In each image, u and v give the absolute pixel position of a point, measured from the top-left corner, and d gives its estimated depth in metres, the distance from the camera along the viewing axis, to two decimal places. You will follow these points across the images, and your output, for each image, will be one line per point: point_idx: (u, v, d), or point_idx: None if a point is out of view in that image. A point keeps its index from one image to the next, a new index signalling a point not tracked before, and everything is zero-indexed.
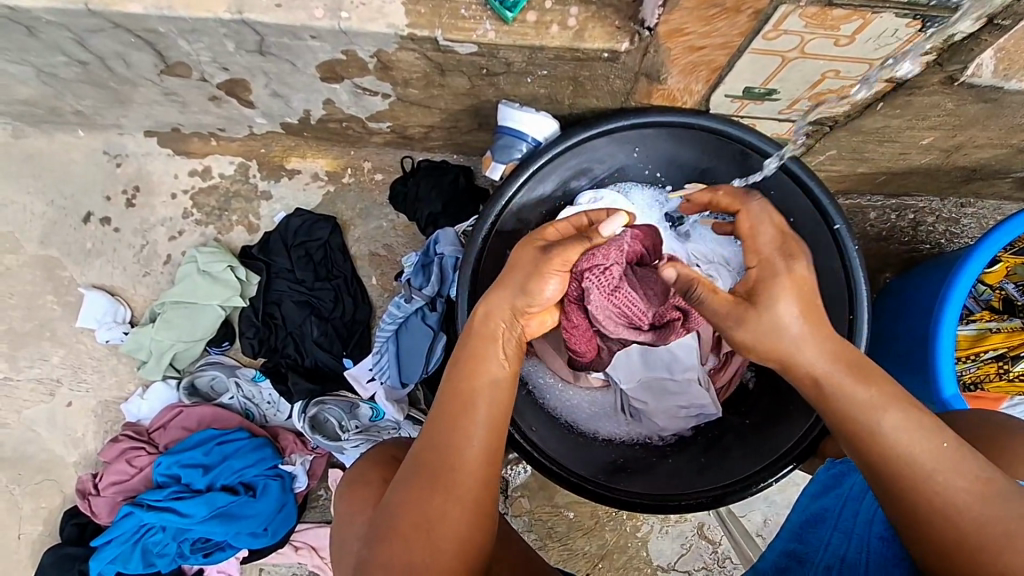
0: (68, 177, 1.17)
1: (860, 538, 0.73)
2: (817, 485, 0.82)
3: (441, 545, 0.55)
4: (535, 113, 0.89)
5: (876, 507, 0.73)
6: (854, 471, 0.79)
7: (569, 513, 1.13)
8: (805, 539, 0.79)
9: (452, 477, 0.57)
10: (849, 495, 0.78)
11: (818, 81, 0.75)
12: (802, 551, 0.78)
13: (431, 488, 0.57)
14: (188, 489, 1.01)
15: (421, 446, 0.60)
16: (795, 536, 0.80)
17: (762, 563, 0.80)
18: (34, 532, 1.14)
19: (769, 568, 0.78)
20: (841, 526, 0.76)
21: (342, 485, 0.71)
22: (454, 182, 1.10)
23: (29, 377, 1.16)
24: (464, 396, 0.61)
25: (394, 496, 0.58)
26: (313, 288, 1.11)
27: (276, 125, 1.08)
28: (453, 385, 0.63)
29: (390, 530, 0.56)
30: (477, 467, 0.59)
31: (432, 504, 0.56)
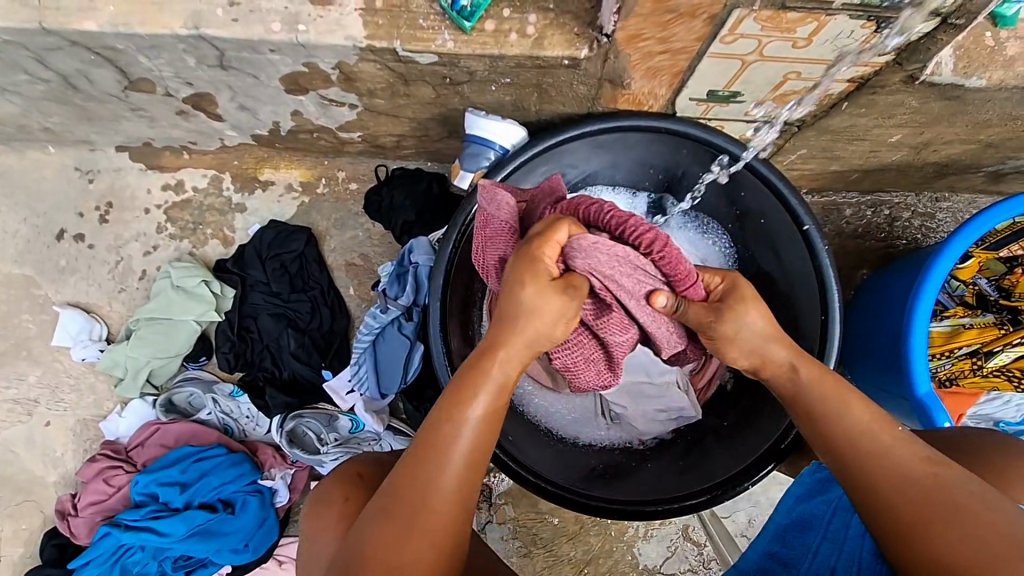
0: (41, 194, 1.16)
1: (849, 548, 0.72)
2: (801, 487, 0.82)
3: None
4: (502, 121, 0.88)
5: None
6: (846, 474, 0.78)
7: (553, 519, 1.13)
8: (790, 543, 0.80)
9: (428, 516, 0.56)
10: (840, 503, 0.77)
11: (781, 82, 0.75)
12: (786, 554, 0.79)
13: (406, 523, 0.55)
14: (166, 507, 1.00)
15: (401, 474, 0.57)
16: (778, 539, 0.81)
17: (743, 562, 0.82)
18: (15, 554, 1.13)
19: (753, 569, 0.80)
20: (831, 537, 0.76)
21: (309, 504, 0.69)
22: (428, 190, 1.10)
23: (6, 397, 1.15)
24: (449, 424, 0.58)
25: (366, 525, 0.56)
26: (289, 300, 1.10)
27: (247, 137, 1.07)
28: (442, 413, 0.58)
29: (357, 561, 0.54)
30: (450, 506, 0.57)
31: (408, 547, 0.54)
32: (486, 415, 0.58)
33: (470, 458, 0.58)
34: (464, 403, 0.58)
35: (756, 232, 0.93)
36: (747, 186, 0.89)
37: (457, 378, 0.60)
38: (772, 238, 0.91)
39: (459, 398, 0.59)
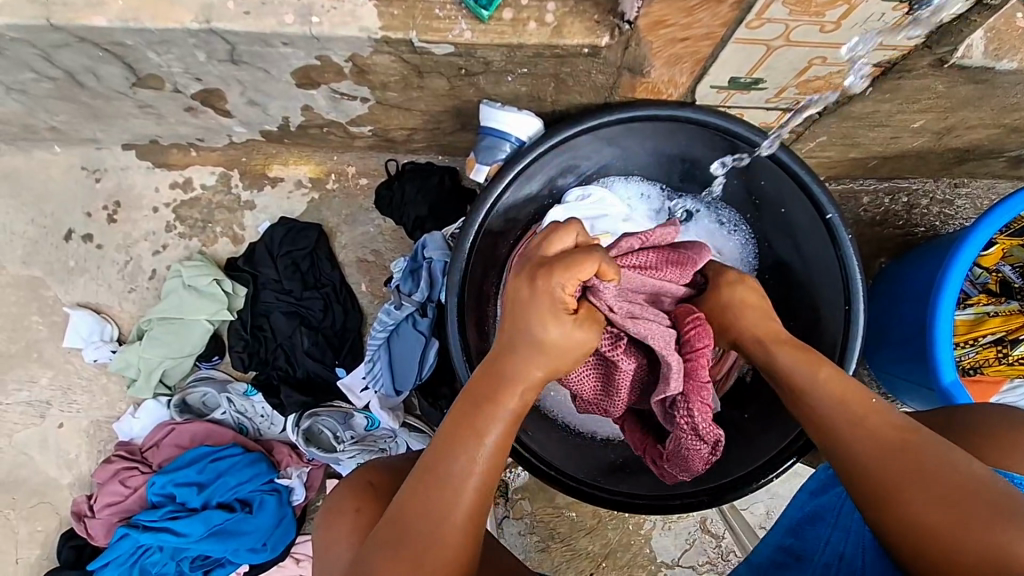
0: (47, 195, 1.15)
1: (857, 533, 0.71)
2: (813, 482, 0.80)
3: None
4: (517, 112, 0.87)
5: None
6: None
7: (570, 513, 1.13)
8: (802, 535, 0.78)
9: (437, 549, 0.53)
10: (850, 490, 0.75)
11: (805, 68, 0.73)
12: (798, 546, 0.77)
13: (414, 557, 0.53)
14: (184, 507, 1.00)
15: (408, 502, 0.55)
16: (790, 532, 0.79)
17: (756, 556, 0.81)
18: (31, 556, 1.13)
19: (766, 563, 0.78)
20: (840, 523, 0.73)
21: (321, 513, 0.69)
22: (440, 184, 1.08)
23: (18, 400, 1.14)
24: (462, 450, 0.56)
25: (369, 559, 0.53)
26: (302, 298, 1.09)
27: (256, 133, 1.06)
28: (454, 435, 0.57)
29: None
30: (460, 538, 0.54)
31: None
32: (498, 437, 0.57)
33: (484, 483, 0.56)
34: (475, 428, 0.57)
35: (776, 222, 0.92)
36: (768, 176, 0.87)
37: (464, 405, 0.59)
38: (793, 227, 0.89)
39: (471, 423, 0.57)
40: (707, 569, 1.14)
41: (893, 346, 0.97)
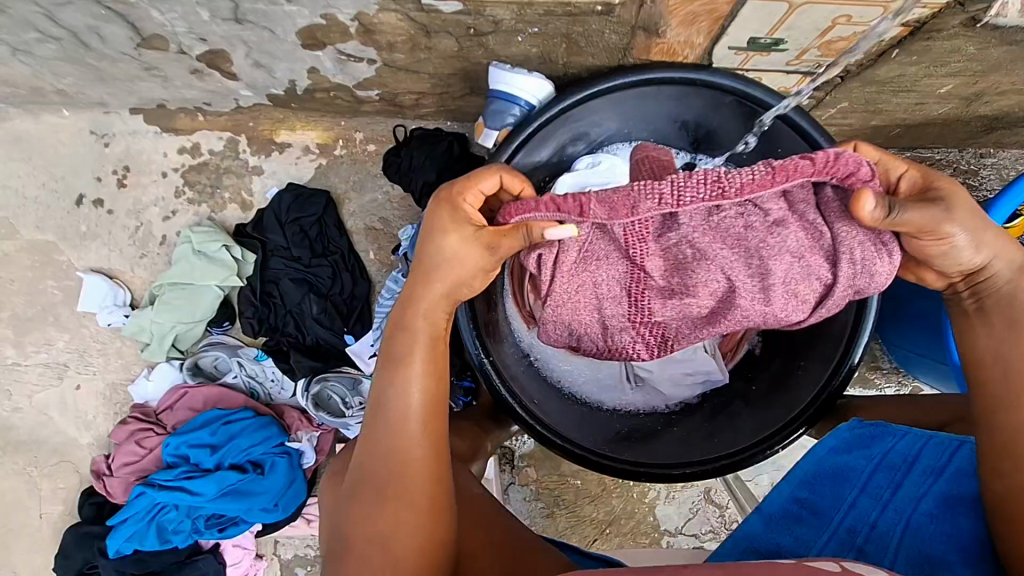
0: (58, 158, 1.14)
1: (894, 509, 0.67)
2: (839, 439, 0.75)
3: (397, 552, 0.57)
4: (528, 74, 0.84)
5: (926, 487, 0.68)
6: (893, 437, 0.73)
7: (575, 481, 1.14)
8: (819, 491, 0.72)
9: (403, 482, 0.59)
10: (883, 459, 0.72)
11: (828, 28, 0.71)
12: (815, 500, 0.72)
13: (388, 495, 0.59)
14: (198, 467, 1.02)
15: (365, 455, 0.61)
16: (806, 485, 0.73)
17: (767, 504, 0.74)
18: (53, 512, 1.16)
19: (779, 513, 0.72)
20: (871, 491, 0.69)
21: (327, 476, 0.73)
22: (448, 151, 1.07)
23: (37, 361, 1.16)
24: (392, 401, 0.61)
25: (343, 510, 0.61)
26: (310, 265, 1.09)
27: (263, 97, 1.04)
28: (381, 377, 0.62)
29: (347, 538, 0.59)
30: (421, 466, 0.60)
31: (385, 513, 0.58)
32: (418, 371, 0.61)
33: (422, 413, 0.60)
34: (400, 363, 0.62)
35: None
36: (783, 141, 0.85)
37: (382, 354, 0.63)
38: None
39: (393, 360, 0.62)
40: (710, 537, 1.15)
41: (905, 314, 0.96)
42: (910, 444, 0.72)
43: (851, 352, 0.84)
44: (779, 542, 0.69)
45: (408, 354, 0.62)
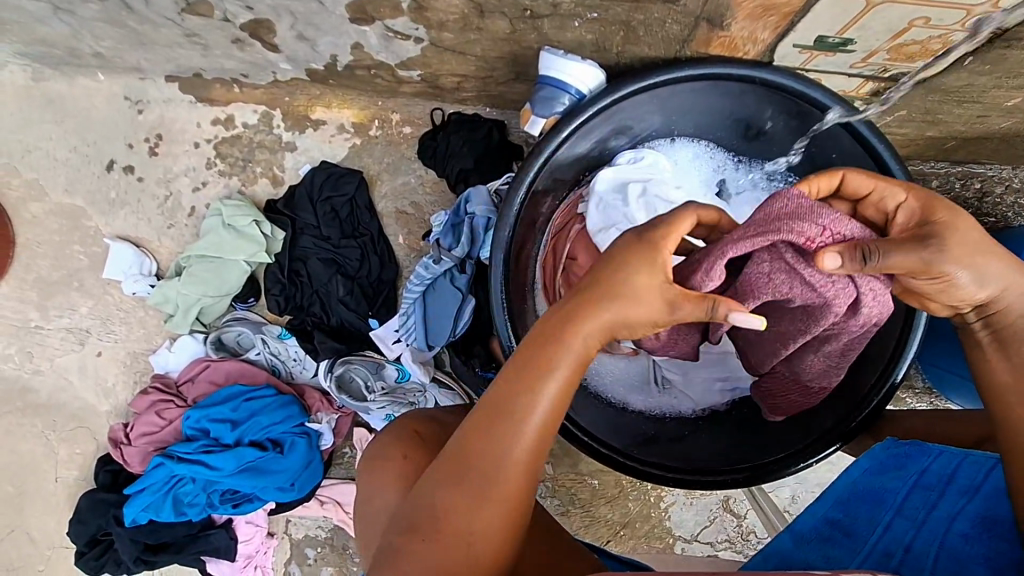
0: (90, 122, 1.13)
1: (929, 529, 0.63)
2: (873, 460, 0.73)
3: (480, 554, 0.52)
4: (581, 62, 0.81)
5: (960, 507, 0.63)
6: (927, 455, 0.70)
7: (593, 481, 1.12)
8: (852, 513, 0.71)
9: (500, 486, 0.53)
10: (917, 480, 0.68)
11: (903, 30, 0.68)
12: (848, 522, 0.70)
13: (482, 494, 0.52)
14: (217, 442, 1.01)
15: (467, 440, 0.54)
16: (839, 507, 0.72)
17: (798, 523, 0.75)
18: (69, 477, 1.16)
19: (811, 533, 0.72)
20: (905, 514, 0.66)
21: (361, 462, 0.71)
22: (487, 138, 1.05)
23: (59, 326, 1.16)
24: (519, 398, 0.54)
25: (431, 487, 0.54)
26: (339, 246, 1.08)
27: (301, 71, 1.03)
28: (521, 363, 0.55)
29: (425, 520, 0.53)
30: (523, 473, 0.54)
31: (477, 514, 0.52)
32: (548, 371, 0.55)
33: (544, 424, 0.54)
34: (550, 358, 0.54)
35: None
36: (833, 143, 0.83)
37: (534, 340, 0.55)
38: None
39: (545, 355, 0.54)
40: (725, 546, 1.13)
41: (940, 334, 0.94)
42: (944, 463, 0.68)
43: (895, 369, 0.81)
44: (807, 561, 0.68)
45: (560, 352, 0.54)
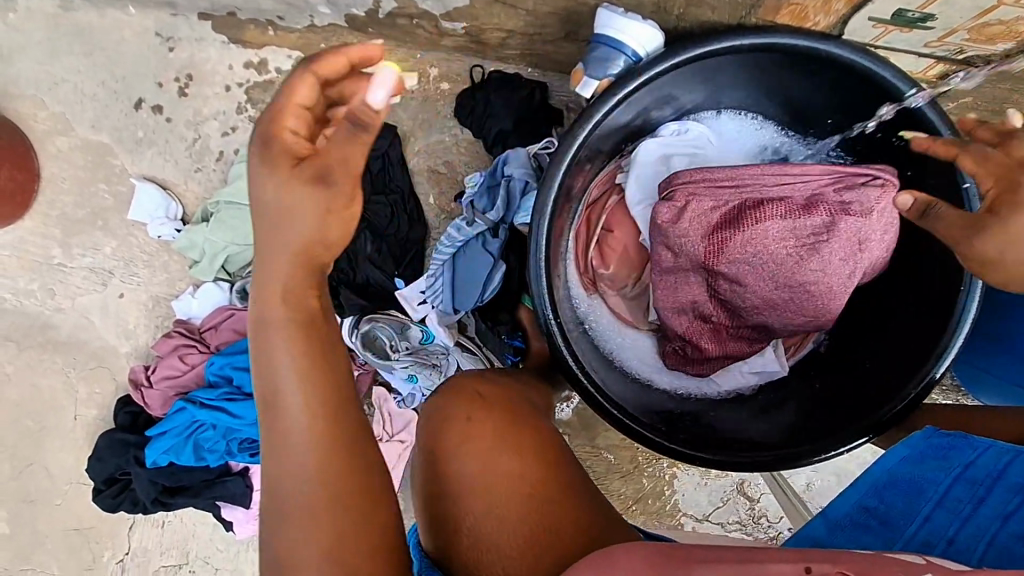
0: (119, 57, 1.10)
1: (980, 528, 0.62)
2: (914, 450, 0.74)
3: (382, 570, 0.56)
4: (641, 22, 0.77)
5: (1017, 507, 0.62)
6: (968, 449, 0.70)
7: (609, 455, 1.12)
8: (888, 500, 0.70)
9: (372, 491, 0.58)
10: (963, 473, 0.68)
11: (990, 8, 0.66)
12: (883, 509, 0.70)
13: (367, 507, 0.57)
14: (240, 391, 1.00)
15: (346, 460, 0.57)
16: (875, 494, 0.72)
17: (832, 508, 0.74)
18: (88, 415, 1.16)
19: (845, 519, 0.72)
20: (948, 504, 0.66)
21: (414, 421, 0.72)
22: (529, 99, 1.01)
23: (82, 265, 1.15)
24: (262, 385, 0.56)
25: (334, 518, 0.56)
26: (369, 201, 1.05)
27: (341, 16, 0.99)
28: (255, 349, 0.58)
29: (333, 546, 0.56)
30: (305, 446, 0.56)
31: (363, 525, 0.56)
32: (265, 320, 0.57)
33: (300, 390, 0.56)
34: (262, 323, 0.57)
35: None
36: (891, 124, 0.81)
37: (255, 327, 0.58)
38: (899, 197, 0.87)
39: (258, 322, 0.58)
40: (736, 528, 1.14)
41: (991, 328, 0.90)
42: (996, 459, 0.67)
43: (936, 363, 0.80)
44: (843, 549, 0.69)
45: (269, 321, 0.57)
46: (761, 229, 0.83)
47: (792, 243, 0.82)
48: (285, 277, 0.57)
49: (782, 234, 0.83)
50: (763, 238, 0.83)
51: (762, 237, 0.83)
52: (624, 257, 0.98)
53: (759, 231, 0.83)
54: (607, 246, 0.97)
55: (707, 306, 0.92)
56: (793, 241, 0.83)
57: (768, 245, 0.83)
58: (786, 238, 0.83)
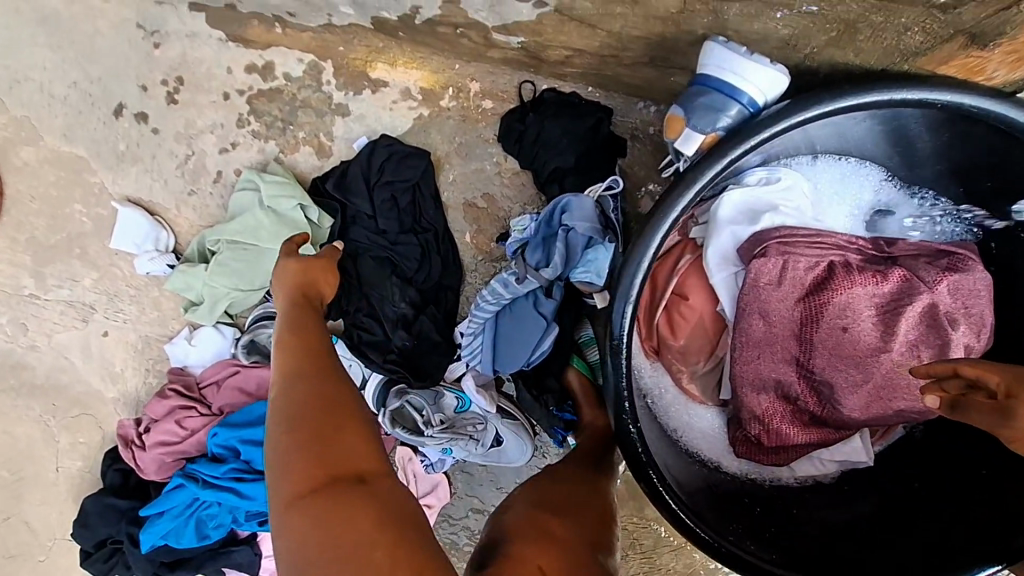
0: (93, 53, 0.91)
1: None
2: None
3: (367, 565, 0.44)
4: (768, 65, 0.61)
5: None
6: None
7: (658, 527, 1.01)
8: None
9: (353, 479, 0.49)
10: None
11: None
12: None
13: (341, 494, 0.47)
14: (249, 467, 0.87)
15: (323, 455, 0.50)
16: None
17: None
18: (72, 467, 1.02)
19: None
20: None
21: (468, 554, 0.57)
22: (593, 129, 0.84)
23: (58, 298, 0.99)
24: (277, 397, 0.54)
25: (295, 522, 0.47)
26: (395, 242, 0.89)
27: (367, 18, 0.81)
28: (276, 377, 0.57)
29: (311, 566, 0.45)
30: (294, 447, 0.50)
31: (347, 515, 0.46)
32: (284, 324, 0.61)
33: (303, 398, 0.54)
34: (302, 339, 0.59)
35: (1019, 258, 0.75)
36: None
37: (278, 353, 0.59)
38: None
39: (298, 340, 0.59)
40: None
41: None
42: None
43: None
44: None
45: (302, 334, 0.60)
46: (841, 306, 0.75)
47: (874, 325, 0.75)
48: (321, 287, 0.68)
49: (864, 311, 0.75)
50: (847, 317, 0.75)
51: (842, 315, 0.75)
52: (697, 328, 0.83)
53: (841, 307, 0.75)
54: (678, 315, 0.82)
55: (792, 385, 0.79)
56: (875, 324, 0.75)
57: (847, 320, 0.75)
58: (864, 317, 0.75)
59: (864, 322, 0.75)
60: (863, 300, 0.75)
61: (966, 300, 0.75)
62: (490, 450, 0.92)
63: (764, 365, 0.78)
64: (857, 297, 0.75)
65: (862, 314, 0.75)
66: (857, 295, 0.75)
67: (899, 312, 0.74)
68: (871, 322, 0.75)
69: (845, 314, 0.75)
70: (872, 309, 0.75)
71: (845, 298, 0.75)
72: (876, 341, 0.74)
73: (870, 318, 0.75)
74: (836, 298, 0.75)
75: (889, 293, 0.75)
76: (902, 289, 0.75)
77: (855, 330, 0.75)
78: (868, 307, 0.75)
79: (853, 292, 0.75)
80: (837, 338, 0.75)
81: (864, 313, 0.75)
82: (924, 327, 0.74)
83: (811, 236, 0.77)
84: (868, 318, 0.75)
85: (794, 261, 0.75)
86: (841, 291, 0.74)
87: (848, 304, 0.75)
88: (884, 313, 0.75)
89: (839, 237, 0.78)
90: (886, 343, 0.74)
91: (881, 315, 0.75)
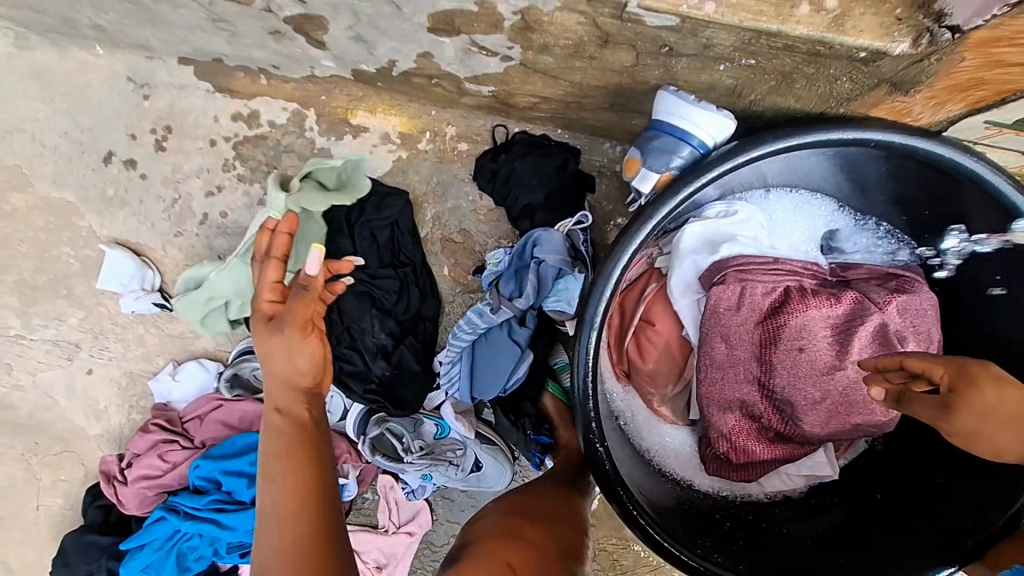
0: (84, 104, 0.95)
1: None
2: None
3: None
4: (714, 111, 0.67)
5: None
6: None
7: (637, 547, 1.04)
8: None
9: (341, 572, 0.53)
10: None
11: None
12: None
13: None
14: (231, 498, 0.87)
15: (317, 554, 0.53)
16: None
17: None
18: (52, 505, 1.03)
19: None
20: None
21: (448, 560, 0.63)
22: (560, 168, 0.90)
23: (43, 338, 1.00)
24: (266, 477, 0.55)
25: None
26: (375, 276, 0.93)
27: (347, 71, 0.86)
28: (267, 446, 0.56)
29: None
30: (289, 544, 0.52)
31: None
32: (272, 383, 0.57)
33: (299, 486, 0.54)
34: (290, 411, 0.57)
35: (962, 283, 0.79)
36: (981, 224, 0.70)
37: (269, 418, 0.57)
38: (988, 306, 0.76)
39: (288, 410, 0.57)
40: None
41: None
42: None
43: None
44: None
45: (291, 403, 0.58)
46: (797, 329, 0.80)
47: (828, 346, 0.79)
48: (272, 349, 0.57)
49: (819, 334, 0.79)
50: (803, 340, 0.79)
51: (798, 338, 0.80)
52: (664, 353, 0.87)
53: (797, 330, 0.80)
54: (646, 340, 0.87)
55: (755, 404, 0.83)
56: (830, 345, 0.79)
57: (804, 343, 0.79)
58: (819, 339, 0.80)
59: (820, 345, 0.79)
60: (817, 323, 0.80)
61: (915, 319, 0.79)
62: (470, 474, 0.95)
63: (727, 385, 0.83)
64: (812, 320, 0.80)
65: (817, 337, 0.80)
66: (811, 319, 0.79)
67: (851, 333, 0.79)
68: (826, 343, 0.80)
69: (802, 337, 0.79)
70: (826, 331, 0.80)
71: (801, 321, 0.79)
72: (831, 362, 0.79)
73: (825, 340, 0.80)
74: (792, 322, 0.80)
75: (841, 316, 0.80)
76: (853, 312, 0.80)
77: (811, 352, 0.80)
78: (822, 330, 0.80)
79: (808, 315, 0.79)
80: (795, 359, 0.80)
81: (820, 336, 0.80)
82: (874, 348, 0.79)
83: (766, 264, 0.82)
84: (823, 340, 0.80)
85: (751, 288, 0.80)
86: (797, 315, 0.80)
87: (803, 326, 0.79)
88: (837, 335, 0.80)
89: (793, 264, 0.84)
90: (840, 363, 0.79)
91: (834, 337, 0.80)
